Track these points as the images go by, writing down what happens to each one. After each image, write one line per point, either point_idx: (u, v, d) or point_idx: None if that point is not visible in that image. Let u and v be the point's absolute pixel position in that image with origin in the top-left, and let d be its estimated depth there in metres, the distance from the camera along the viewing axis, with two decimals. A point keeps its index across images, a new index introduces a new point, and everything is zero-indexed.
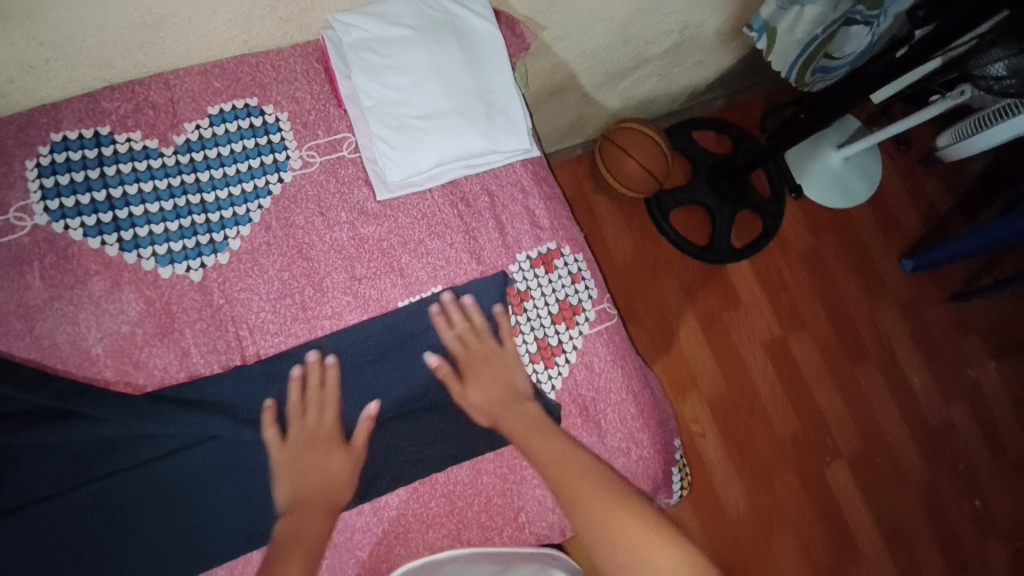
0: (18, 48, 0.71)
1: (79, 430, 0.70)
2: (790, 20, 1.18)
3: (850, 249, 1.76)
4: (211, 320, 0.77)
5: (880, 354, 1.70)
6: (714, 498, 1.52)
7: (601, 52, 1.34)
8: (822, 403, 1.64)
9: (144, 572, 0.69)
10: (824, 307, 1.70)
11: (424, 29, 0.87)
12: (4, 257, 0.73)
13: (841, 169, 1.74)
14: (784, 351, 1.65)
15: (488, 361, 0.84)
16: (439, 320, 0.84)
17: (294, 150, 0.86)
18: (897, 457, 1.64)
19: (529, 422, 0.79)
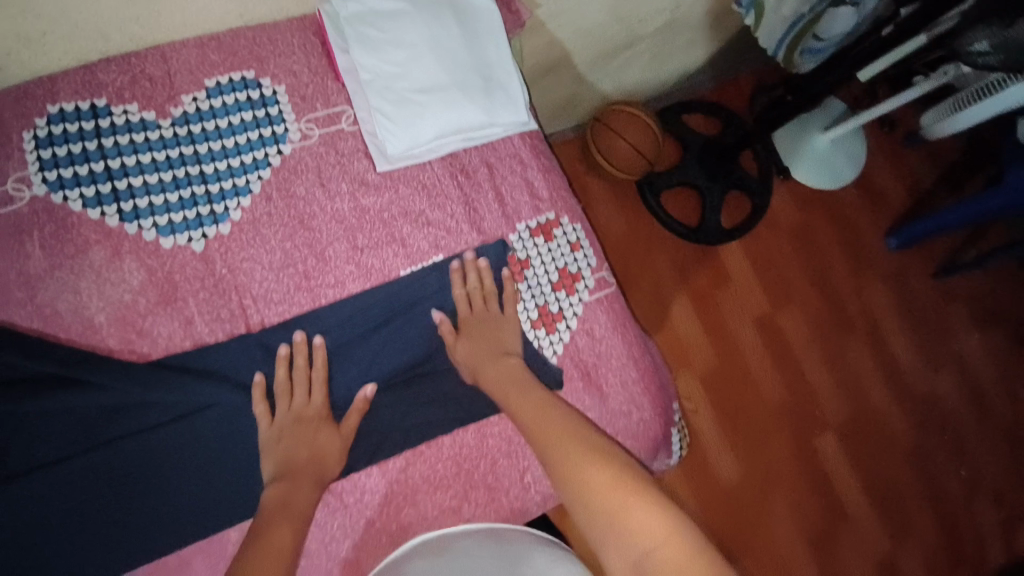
0: (10, 16, 0.70)
1: (85, 398, 0.70)
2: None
3: (838, 226, 1.79)
4: (214, 289, 0.77)
5: (867, 328, 1.73)
6: (709, 469, 1.54)
7: (593, 31, 1.35)
8: (813, 378, 1.67)
9: (154, 539, 0.69)
10: (812, 282, 1.73)
11: (421, 2, 0.87)
12: (2, 227, 0.72)
13: (827, 151, 1.75)
14: (776, 327, 1.68)
15: (488, 318, 0.86)
16: (455, 276, 0.87)
17: (293, 122, 0.86)
18: (886, 428, 1.67)
19: (512, 381, 0.81)
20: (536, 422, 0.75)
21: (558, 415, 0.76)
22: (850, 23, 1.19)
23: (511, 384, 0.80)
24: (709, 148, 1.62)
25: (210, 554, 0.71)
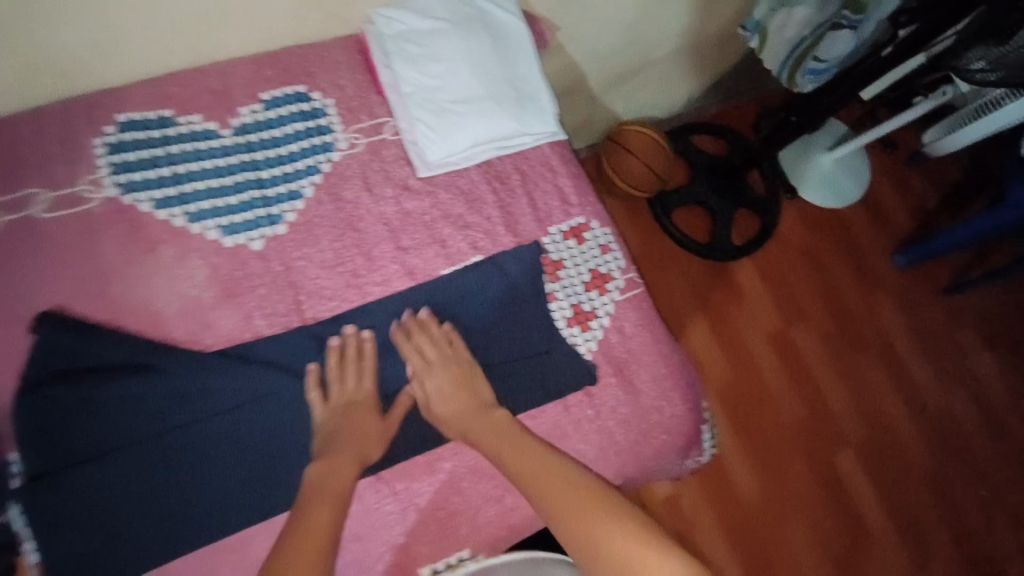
0: (95, 32, 0.78)
1: (156, 383, 0.75)
2: (783, 20, 1.24)
3: (845, 244, 1.85)
4: (273, 285, 0.84)
5: (879, 346, 1.77)
6: (729, 486, 1.56)
7: (608, 52, 1.43)
8: (827, 393, 1.70)
9: (213, 516, 0.74)
10: (824, 301, 1.78)
11: (458, 21, 0.93)
12: (76, 228, 0.78)
13: (832, 171, 1.83)
14: (788, 343, 1.72)
15: (453, 368, 0.82)
16: (411, 346, 0.83)
17: (341, 132, 0.92)
18: (900, 443, 1.69)
19: (501, 433, 0.76)
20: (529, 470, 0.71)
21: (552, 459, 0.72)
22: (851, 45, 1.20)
23: (495, 435, 0.76)
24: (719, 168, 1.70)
25: (268, 536, 0.76)
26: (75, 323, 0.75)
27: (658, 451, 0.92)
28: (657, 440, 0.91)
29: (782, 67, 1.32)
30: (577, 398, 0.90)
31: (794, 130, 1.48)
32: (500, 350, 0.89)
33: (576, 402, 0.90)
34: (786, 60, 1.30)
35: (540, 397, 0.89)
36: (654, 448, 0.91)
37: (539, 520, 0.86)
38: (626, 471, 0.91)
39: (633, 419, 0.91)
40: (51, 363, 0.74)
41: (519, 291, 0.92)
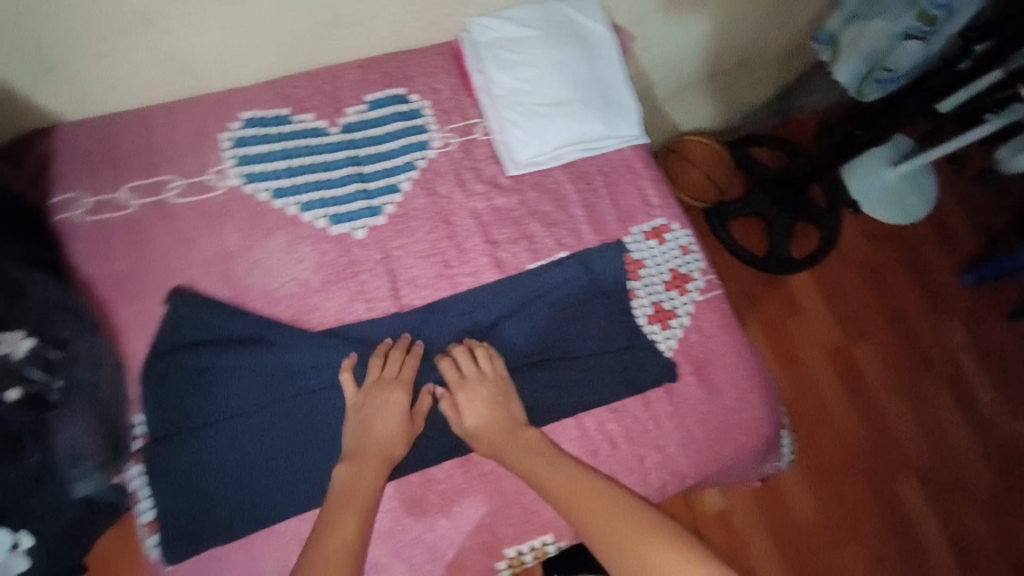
0: (220, 39, 0.84)
1: (271, 358, 0.82)
2: (857, 32, 1.24)
3: (909, 262, 1.79)
4: (375, 272, 0.90)
5: (944, 368, 1.69)
6: (782, 502, 1.48)
7: (676, 65, 1.45)
8: (891, 415, 1.62)
9: (316, 486, 0.79)
10: (886, 318, 1.72)
11: (550, 30, 0.98)
12: (203, 213, 0.86)
13: (897, 186, 1.79)
14: (849, 360, 1.66)
15: (485, 384, 0.83)
16: (445, 360, 0.85)
17: (436, 131, 0.97)
18: (970, 476, 1.58)
19: (535, 453, 0.78)
20: (566, 483, 0.73)
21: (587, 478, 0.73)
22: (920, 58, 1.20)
23: (532, 450, 0.78)
24: (782, 180, 1.64)
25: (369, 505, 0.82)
26: (201, 299, 0.82)
27: (738, 452, 0.92)
28: (737, 440, 0.92)
29: (852, 77, 1.32)
30: (657, 394, 0.92)
31: (864, 142, 1.43)
32: (583, 343, 0.92)
33: (656, 398, 0.92)
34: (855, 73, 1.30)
35: (620, 391, 0.91)
36: (732, 449, 0.91)
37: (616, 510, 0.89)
38: (705, 470, 0.92)
39: (712, 419, 0.92)
40: (179, 335, 0.81)
41: (603, 287, 0.94)
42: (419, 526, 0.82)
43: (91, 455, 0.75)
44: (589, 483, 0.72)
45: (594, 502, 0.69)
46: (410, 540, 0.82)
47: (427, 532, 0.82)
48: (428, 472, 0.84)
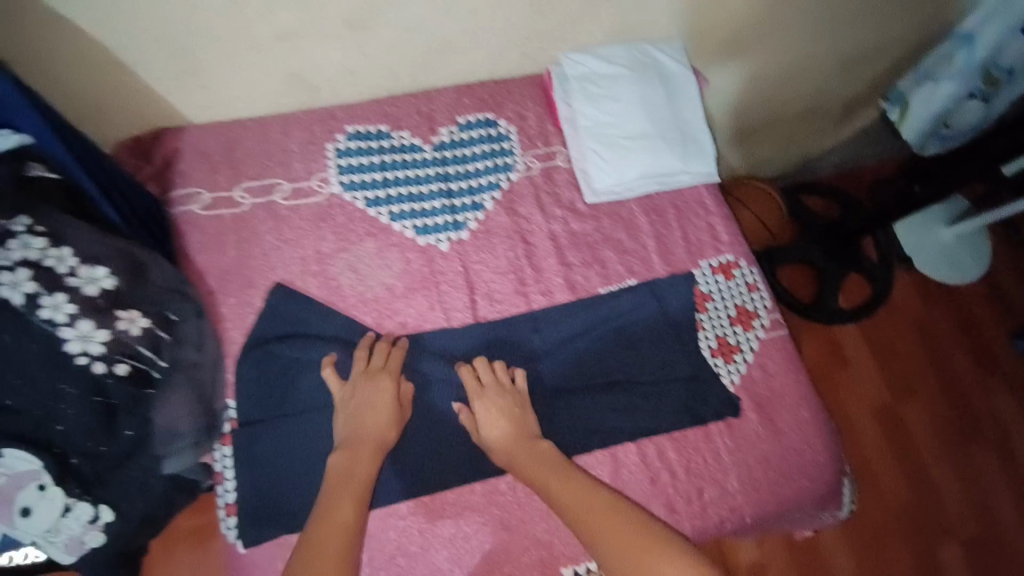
0: (338, 59, 0.90)
1: (351, 357, 0.87)
2: (928, 96, 1.28)
3: (963, 323, 1.72)
4: (454, 283, 0.94)
5: (997, 437, 1.60)
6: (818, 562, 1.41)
7: (741, 110, 1.41)
8: (935, 477, 1.54)
9: (387, 481, 0.85)
10: (936, 379, 1.64)
11: (636, 68, 1.02)
12: (309, 215, 0.93)
13: (950, 246, 1.76)
14: (894, 416, 1.59)
15: (502, 395, 0.86)
16: (465, 368, 0.88)
17: (520, 156, 1.03)
18: (1015, 549, 1.48)
19: (548, 464, 0.80)
20: (578, 499, 0.75)
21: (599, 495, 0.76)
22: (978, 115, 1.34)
23: (545, 463, 0.80)
24: (833, 229, 1.60)
25: (434, 509, 0.85)
26: (298, 295, 0.89)
27: (797, 494, 0.92)
28: (797, 483, 0.92)
29: (918, 135, 1.38)
30: (719, 427, 0.93)
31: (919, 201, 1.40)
32: (647, 369, 0.94)
33: (718, 431, 0.93)
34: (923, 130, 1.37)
35: (681, 420, 0.92)
36: (790, 492, 0.91)
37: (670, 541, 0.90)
38: (764, 511, 0.91)
39: (772, 458, 0.93)
40: (271, 331, 0.88)
41: (671, 317, 0.96)
42: (480, 535, 0.85)
43: (187, 432, 0.80)
44: (601, 500, 0.75)
45: (605, 520, 0.72)
46: (470, 548, 0.84)
47: (486, 542, 0.85)
48: (492, 483, 0.87)
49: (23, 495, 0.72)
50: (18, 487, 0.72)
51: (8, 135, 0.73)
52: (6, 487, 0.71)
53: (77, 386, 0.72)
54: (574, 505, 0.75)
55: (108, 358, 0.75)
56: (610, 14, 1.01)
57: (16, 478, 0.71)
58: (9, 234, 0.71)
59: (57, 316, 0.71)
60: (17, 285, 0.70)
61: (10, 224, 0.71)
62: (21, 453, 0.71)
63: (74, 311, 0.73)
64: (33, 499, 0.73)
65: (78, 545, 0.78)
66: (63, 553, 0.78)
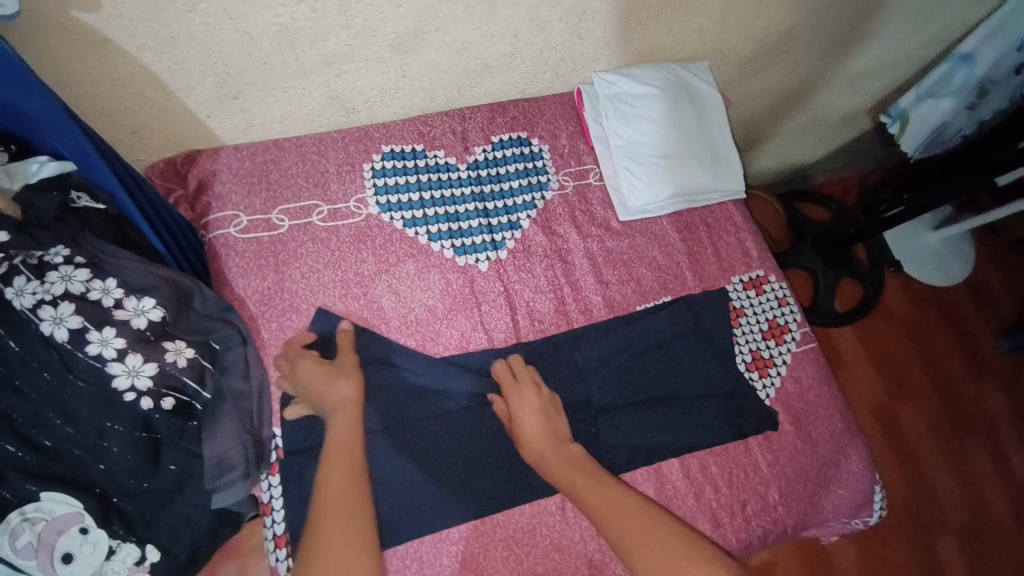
0: (377, 80, 0.90)
1: (396, 381, 0.86)
2: (928, 110, 1.33)
3: (952, 323, 1.72)
4: (495, 303, 0.94)
5: (985, 432, 1.61)
6: (827, 562, 1.39)
7: (752, 123, 1.44)
8: (928, 473, 1.54)
9: (437, 507, 0.83)
10: (928, 379, 1.65)
11: (666, 87, 1.04)
12: (349, 236, 0.92)
13: (938, 250, 1.76)
14: (890, 417, 1.59)
15: (537, 394, 0.86)
16: (500, 365, 0.89)
17: (553, 175, 1.04)
18: (1004, 542, 1.50)
19: (573, 464, 0.81)
20: (605, 501, 0.76)
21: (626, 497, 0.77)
22: (967, 123, 1.39)
23: (573, 465, 0.81)
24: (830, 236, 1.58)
25: (485, 532, 0.83)
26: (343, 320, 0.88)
27: (835, 503, 0.95)
28: (836, 492, 0.95)
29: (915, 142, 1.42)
30: (758, 440, 0.95)
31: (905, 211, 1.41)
32: (686, 383, 0.95)
33: (757, 444, 0.95)
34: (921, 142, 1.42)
35: (724, 434, 0.94)
36: (830, 504, 0.95)
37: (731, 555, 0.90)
38: (805, 519, 0.93)
39: (812, 468, 0.95)
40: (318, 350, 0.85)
41: (706, 331, 0.99)
42: (532, 556, 0.83)
43: (237, 464, 0.76)
44: (627, 501, 0.76)
45: (638, 525, 0.73)
46: (523, 570, 0.82)
47: (538, 564, 0.83)
48: (541, 504, 0.85)
49: (65, 540, 0.68)
50: (59, 532, 0.68)
51: (48, 163, 0.73)
52: (47, 533, 0.68)
53: (122, 423, 0.71)
54: (602, 510, 0.76)
55: (155, 392, 0.73)
56: (642, 37, 1.03)
57: (56, 522, 0.68)
58: (49, 267, 0.70)
59: (104, 352, 0.70)
60: (61, 320, 0.68)
61: (50, 254, 0.70)
62: (61, 495, 0.68)
63: (122, 346, 0.71)
64: (75, 544, 0.69)
65: None
66: None
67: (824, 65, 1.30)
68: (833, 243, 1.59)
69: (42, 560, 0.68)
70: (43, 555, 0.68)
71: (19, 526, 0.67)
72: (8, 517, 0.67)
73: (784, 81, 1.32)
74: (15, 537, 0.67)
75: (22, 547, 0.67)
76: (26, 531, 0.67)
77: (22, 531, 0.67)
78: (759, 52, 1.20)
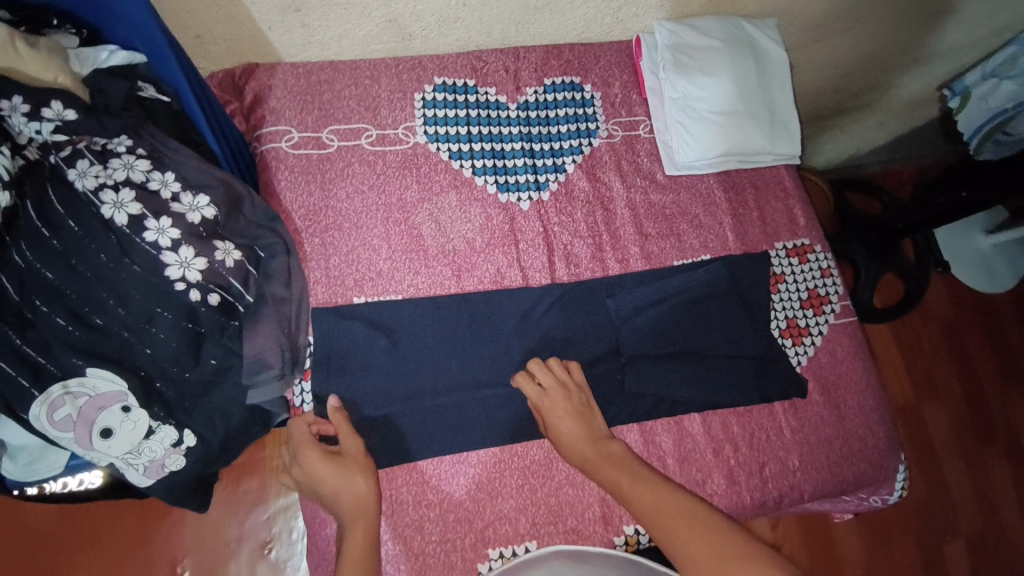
0: (437, 7, 0.90)
1: (430, 307, 0.88)
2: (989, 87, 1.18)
3: (992, 327, 1.65)
4: (534, 242, 0.94)
5: (1010, 443, 1.55)
6: (832, 549, 1.37)
7: (809, 96, 1.39)
8: (947, 477, 1.50)
9: (459, 430, 0.85)
10: (960, 383, 1.59)
11: (729, 42, 1.01)
12: (396, 162, 0.93)
13: (988, 253, 1.68)
14: (915, 417, 1.54)
15: (567, 397, 0.82)
16: (521, 377, 0.84)
17: (603, 123, 1.02)
18: (1013, 552, 1.47)
19: (619, 467, 0.75)
20: (633, 493, 0.71)
21: (668, 494, 0.70)
22: None
23: (616, 466, 0.75)
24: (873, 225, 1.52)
25: (503, 460, 0.85)
26: (385, 244, 0.90)
27: (857, 478, 0.94)
28: (860, 467, 0.94)
29: (972, 137, 1.26)
30: (784, 406, 0.94)
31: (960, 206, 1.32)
32: (716, 341, 0.94)
33: (783, 409, 0.94)
34: (979, 128, 1.24)
35: (749, 396, 0.93)
36: (852, 476, 0.94)
37: (740, 514, 0.90)
38: (824, 489, 0.93)
39: (836, 440, 0.94)
40: (336, 324, 0.85)
41: (742, 293, 0.98)
42: (547, 488, 0.84)
43: (274, 364, 0.78)
44: (675, 501, 0.69)
45: (683, 525, 0.65)
46: (536, 500, 0.84)
47: (552, 496, 0.84)
48: None
49: (105, 416, 0.71)
50: (100, 409, 0.71)
51: (117, 53, 0.76)
52: (88, 408, 0.70)
53: (171, 311, 0.74)
54: (640, 499, 0.70)
55: (203, 287, 0.75)
56: None
57: (99, 399, 0.71)
58: (112, 154, 0.74)
59: (160, 240, 0.73)
60: (122, 206, 0.72)
61: (113, 143, 0.74)
62: (106, 372, 0.71)
63: (177, 237, 0.74)
64: (115, 421, 0.71)
65: (159, 469, 0.75)
66: (141, 476, 0.75)
67: (895, 39, 1.23)
68: (876, 234, 1.53)
69: (79, 433, 0.70)
70: (80, 430, 0.70)
71: (61, 398, 0.69)
72: (48, 389, 0.69)
73: (850, 53, 1.26)
74: (54, 409, 0.69)
75: (60, 420, 0.69)
76: (67, 403, 0.69)
77: (62, 403, 0.69)
78: (830, 16, 1.15)
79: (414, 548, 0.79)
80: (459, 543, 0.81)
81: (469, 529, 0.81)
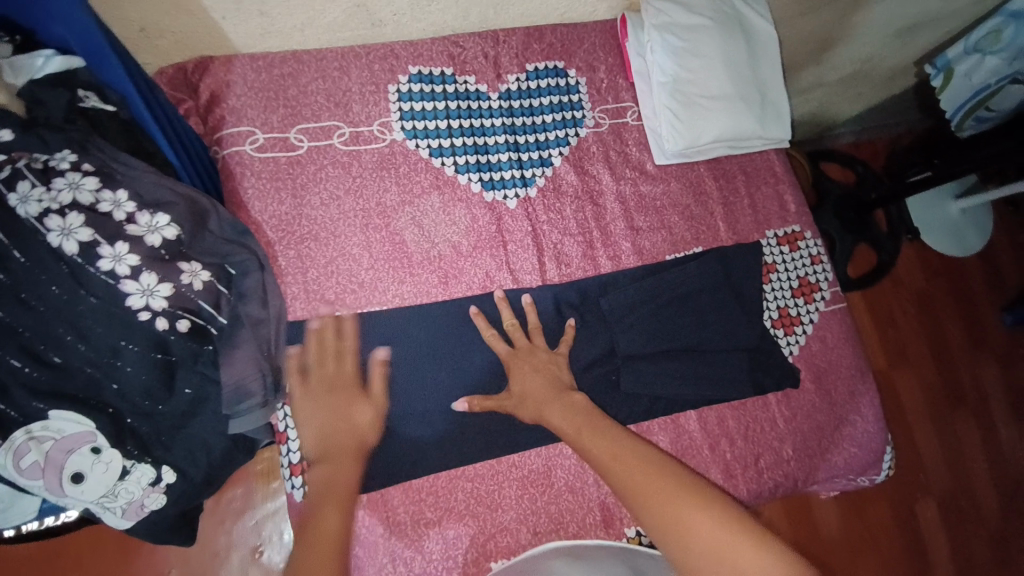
0: None
1: (416, 318, 0.84)
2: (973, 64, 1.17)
3: (961, 294, 1.70)
4: (523, 242, 0.90)
5: (976, 405, 1.62)
6: (811, 517, 1.43)
7: (793, 70, 1.35)
8: (918, 439, 1.56)
9: (455, 444, 0.82)
10: (931, 350, 1.63)
11: (719, 20, 0.96)
12: (372, 162, 0.87)
13: (958, 220, 1.70)
14: (888, 384, 1.59)
15: (534, 354, 0.83)
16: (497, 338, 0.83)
17: (589, 111, 0.97)
18: (978, 507, 1.54)
19: (580, 417, 0.75)
20: (587, 445, 0.72)
21: (620, 441, 0.71)
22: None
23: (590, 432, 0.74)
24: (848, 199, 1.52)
25: (501, 471, 0.83)
26: (366, 252, 0.85)
27: (847, 462, 0.96)
28: (849, 450, 0.96)
29: (955, 111, 1.28)
30: (777, 397, 0.94)
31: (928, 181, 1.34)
32: (710, 335, 0.93)
33: (776, 400, 0.94)
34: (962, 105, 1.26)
35: (744, 389, 0.93)
36: (842, 459, 0.95)
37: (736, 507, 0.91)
38: (815, 475, 0.94)
39: (827, 426, 0.96)
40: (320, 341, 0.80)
41: (734, 286, 0.96)
42: (547, 495, 0.84)
43: (256, 391, 0.72)
44: (631, 447, 0.70)
45: (639, 471, 0.67)
46: (537, 508, 0.83)
47: (552, 503, 0.84)
48: (555, 448, 0.85)
49: (75, 459, 0.66)
50: (68, 452, 0.65)
51: (54, 58, 0.69)
52: (55, 452, 0.65)
53: (137, 344, 0.67)
54: (593, 446, 0.71)
55: (170, 314, 0.69)
56: None
57: (65, 442, 0.65)
58: (55, 172, 0.66)
59: (117, 269, 0.66)
60: (71, 232, 0.65)
61: (55, 159, 0.66)
62: (70, 414, 0.65)
63: (136, 264, 0.67)
64: (86, 465, 0.66)
65: (138, 510, 0.71)
66: (120, 518, 0.70)
67: (880, 11, 1.20)
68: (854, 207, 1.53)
69: (49, 479, 0.66)
70: (51, 475, 0.66)
71: (25, 445, 0.64)
72: (11, 435, 0.63)
73: (836, 25, 1.22)
74: (20, 456, 0.64)
75: (28, 466, 0.64)
76: (32, 449, 0.64)
77: (27, 450, 0.64)
78: None
79: (415, 567, 0.78)
80: (460, 559, 0.79)
81: (470, 543, 0.80)
